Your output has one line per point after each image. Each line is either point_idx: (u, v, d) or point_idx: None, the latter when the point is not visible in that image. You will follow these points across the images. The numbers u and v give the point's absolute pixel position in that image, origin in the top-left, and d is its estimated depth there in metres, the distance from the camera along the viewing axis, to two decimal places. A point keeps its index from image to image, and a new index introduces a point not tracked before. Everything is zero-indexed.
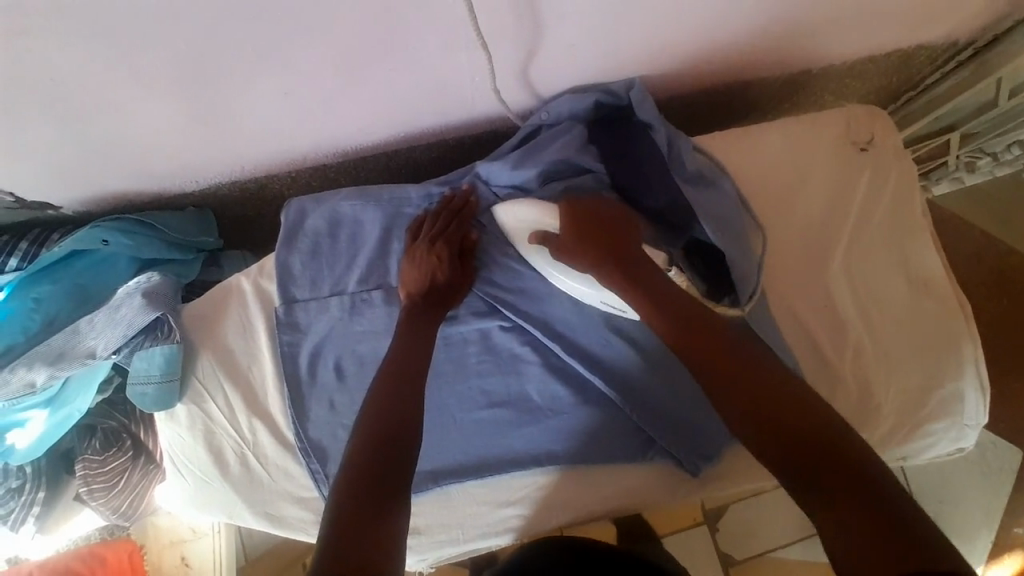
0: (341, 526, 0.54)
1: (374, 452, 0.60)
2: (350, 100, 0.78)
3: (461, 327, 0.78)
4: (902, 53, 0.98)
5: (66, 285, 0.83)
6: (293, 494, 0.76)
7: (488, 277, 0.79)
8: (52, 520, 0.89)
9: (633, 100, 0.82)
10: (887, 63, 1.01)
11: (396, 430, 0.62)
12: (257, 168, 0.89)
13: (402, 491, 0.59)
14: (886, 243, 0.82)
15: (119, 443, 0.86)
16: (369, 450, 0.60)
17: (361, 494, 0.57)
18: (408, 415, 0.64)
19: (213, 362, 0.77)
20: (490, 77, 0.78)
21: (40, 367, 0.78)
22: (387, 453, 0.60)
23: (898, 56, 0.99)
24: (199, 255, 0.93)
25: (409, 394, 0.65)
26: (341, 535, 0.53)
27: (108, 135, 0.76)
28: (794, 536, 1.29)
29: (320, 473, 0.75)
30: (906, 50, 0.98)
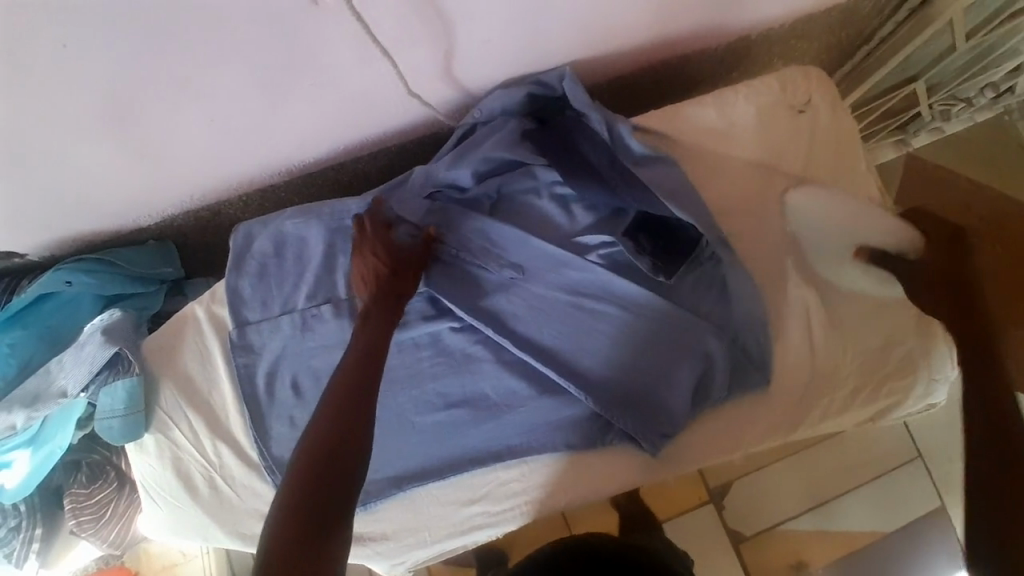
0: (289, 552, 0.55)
1: (321, 471, 0.60)
2: (279, 121, 0.79)
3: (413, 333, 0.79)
4: (841, 9, 0.96)
5: (37, 328, 0.86)
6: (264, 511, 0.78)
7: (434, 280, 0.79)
8: (53, 552, 0.92)
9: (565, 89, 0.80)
10: (831, 18, 0.98)
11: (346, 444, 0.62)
12: (207, 196, 0.91)
13: (345, 508, 0.59)
14: None
15: (104, 475, 0.89)
16: (316, 466, 0.60)
17: (304, 520, 0.58)
18: (354, 427, 0.63)
19: (175, 390, 0.79)
20: (413, 81, 0.79)
21: (18, 411, 0.80)
22: (336, 470, 0.60)
23: (839, 12, 0.97)
24: (162, 286, 0.96)
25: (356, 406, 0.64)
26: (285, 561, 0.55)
27: (51, 182, 0.77)
28: (805, 507, 1.29)
29: None
30: (846, 5, 0.96)
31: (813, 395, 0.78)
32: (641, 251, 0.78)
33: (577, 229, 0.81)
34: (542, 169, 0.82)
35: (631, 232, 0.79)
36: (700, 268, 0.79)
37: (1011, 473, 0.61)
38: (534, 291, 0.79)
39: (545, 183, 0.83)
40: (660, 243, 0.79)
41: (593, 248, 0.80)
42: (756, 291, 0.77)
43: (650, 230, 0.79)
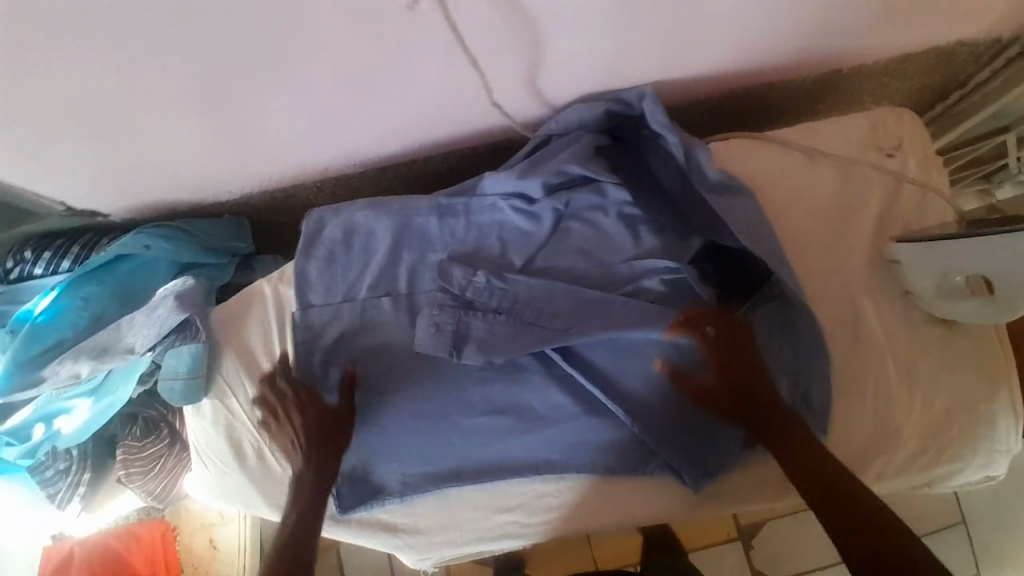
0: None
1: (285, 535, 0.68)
2: (361, 113, 0.80)
3: (469, 339, 0.79)
4: (941, 50, 0.92)
5: (111, 285, 0.91)
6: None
7: (495, 280, 0.80)
8: (97, 498, 0.97)
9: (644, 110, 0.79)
10: (928, 60, 0.95)
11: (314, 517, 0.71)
12: (284, 178, 0.94)
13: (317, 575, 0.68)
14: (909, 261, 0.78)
15: (157, 431, 0.93)
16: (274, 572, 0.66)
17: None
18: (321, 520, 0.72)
19: (236, 362, 0.83)
20: (494, 90, 0.79)
21: (85, 361, 0.85)
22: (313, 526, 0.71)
23: (939, 54, 0.93)
24: (233, 259, 0.99)
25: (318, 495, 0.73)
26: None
27: (142, 149, 0.81)
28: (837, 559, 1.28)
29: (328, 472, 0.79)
30: (946, 48, 0.92)
31: (869, 451, 0.75)
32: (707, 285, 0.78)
33: (640, 252, 0.81)
34: (613, 187, 0.82)
35: (698, 262, 0.80)
36: (765, 306, 0.78)
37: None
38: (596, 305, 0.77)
39: (614, 201, 0.83)
40: (725, 275, 0.80)
41: (654, 272, 0.80)
42: (820, 337, 0.75)
43: (717, 262, 0.80)
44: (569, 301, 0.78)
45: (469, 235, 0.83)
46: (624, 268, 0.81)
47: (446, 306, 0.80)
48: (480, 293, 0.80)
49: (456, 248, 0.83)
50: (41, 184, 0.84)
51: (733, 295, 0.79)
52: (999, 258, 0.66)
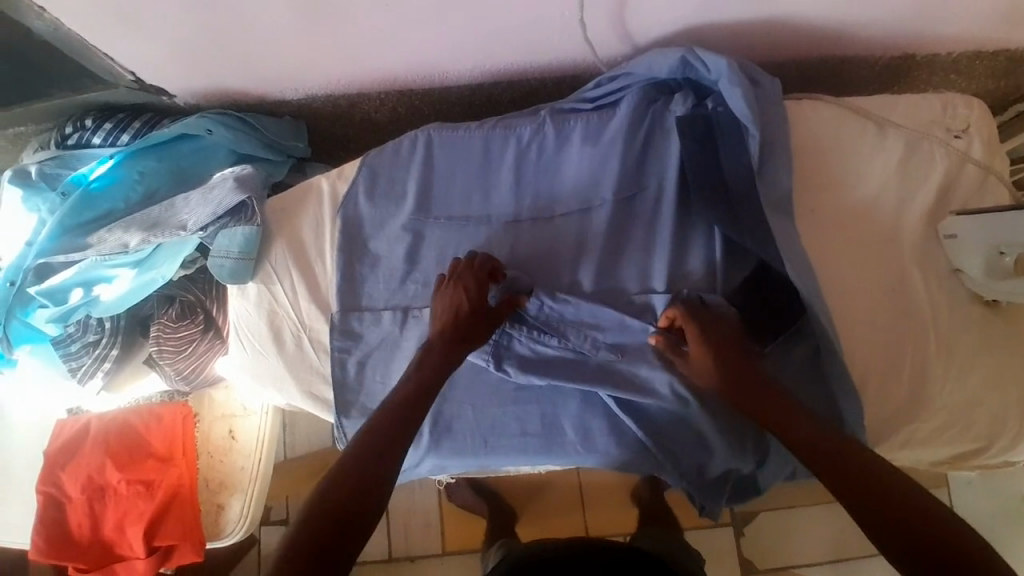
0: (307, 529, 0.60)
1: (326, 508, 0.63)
2: (444, 23, 0.81)
3: (509, 354, 0.78)
4: (1016, 54, 0.92)
5: (168, 164, 0.91)
6: (327, 376, 0.83)
7: (547, 300, 0.78)
8: (120, 377, 0.97)
9: (721, 80, 0.79)
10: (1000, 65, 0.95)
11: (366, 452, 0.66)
12: (350, 84, 0.94)
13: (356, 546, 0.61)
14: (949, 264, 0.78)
15: (193, 316, 0.92)
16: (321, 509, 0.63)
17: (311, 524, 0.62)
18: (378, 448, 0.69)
19: (285, 250, 0.84)
20: (583, 15, 0.80)
21: (135, 232, 0.85)
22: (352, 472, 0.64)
23: (1013, 59, 0.93)
24: (289, 159, 1.00)
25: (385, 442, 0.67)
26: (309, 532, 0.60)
27: (223, 30, 0.81)
28: (824, 558, 1.29)
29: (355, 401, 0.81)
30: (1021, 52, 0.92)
31: (896, 421, 0.77)
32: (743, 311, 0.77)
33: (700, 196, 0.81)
34: (674, 143, 0.81)
35: (743, 286, 0.77)
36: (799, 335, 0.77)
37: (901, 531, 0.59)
38: (641, 335, 0.77)
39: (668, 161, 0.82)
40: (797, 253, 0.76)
41: (708, 262, 0.79)
42: (856, 313, 0.77)
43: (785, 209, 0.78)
44: (619, 330, 0.78)
45: (532, 160, 0.84)
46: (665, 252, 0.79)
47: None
48: (529, 309, 0.78)
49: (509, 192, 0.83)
50: (118, 49, 0.84)
51: (763, 328, 0.77)
52: (1015, 226, 0.70)
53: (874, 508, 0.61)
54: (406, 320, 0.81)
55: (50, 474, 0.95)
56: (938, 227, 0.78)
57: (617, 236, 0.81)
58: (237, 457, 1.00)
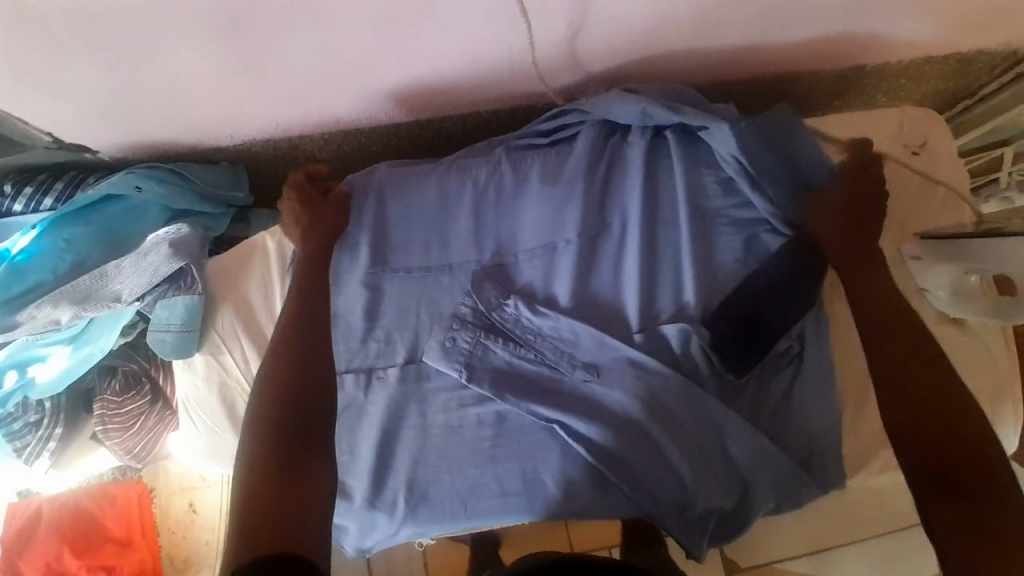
0: (236, 537, 0.55)
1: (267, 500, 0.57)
2: (386, 63, 0.76)
3: (485, 366, 0.77)
4: (967, 64, 0.91)
5: (97, 228, 0.85)
6: None
7: (525, 310, 0.78)
8: (67, 455, 0.90)
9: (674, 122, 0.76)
10: (950, 76, 0.94)
11: (294, 459, 0.60)
12: (291, 128, 0.89)
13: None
14: (915, 284, 0.77)
15: (138, 386, 0.86)
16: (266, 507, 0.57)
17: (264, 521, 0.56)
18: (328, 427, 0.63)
19: (233, 317, 0.79)
20: (531, 48, 0.77)
21: (66, 307, 0.78)
22: (285, 479, 0.59)
23: (965, 65, 0.91)
24: (229, 210, 0.93)
25: (307, 446, 0.61)
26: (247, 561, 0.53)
27: (146, 84, 0.75)
28: (804, 550, 1.18)
29: None
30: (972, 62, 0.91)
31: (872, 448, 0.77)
32: (716, 347, 0.73)
33: (667, 229, 0.78)
34: (636, 175, 0.78)
35: (715, 320, 0.74)
36: (775, 369, 0.75)
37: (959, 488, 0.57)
38: (617, 379, 0.74)
39: (630, 196, 0.79)
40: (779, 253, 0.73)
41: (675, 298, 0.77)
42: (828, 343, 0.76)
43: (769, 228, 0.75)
44: (592, 375, 0.75)
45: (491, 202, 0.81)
46: (632, 291, 0.76)
47: (467, 323, 0.78)
48: (506, 319, 0.78)
49: (470, 240, 0.81)
50: (30, 109, 0.77)
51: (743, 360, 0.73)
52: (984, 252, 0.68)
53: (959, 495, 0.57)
54: (371, 381, 0.79)
55: (5, 568, 0.92)
56: (902, 244, 0.78)
57: (581, 277, 0.78)
58: (200, 530, 0.98)
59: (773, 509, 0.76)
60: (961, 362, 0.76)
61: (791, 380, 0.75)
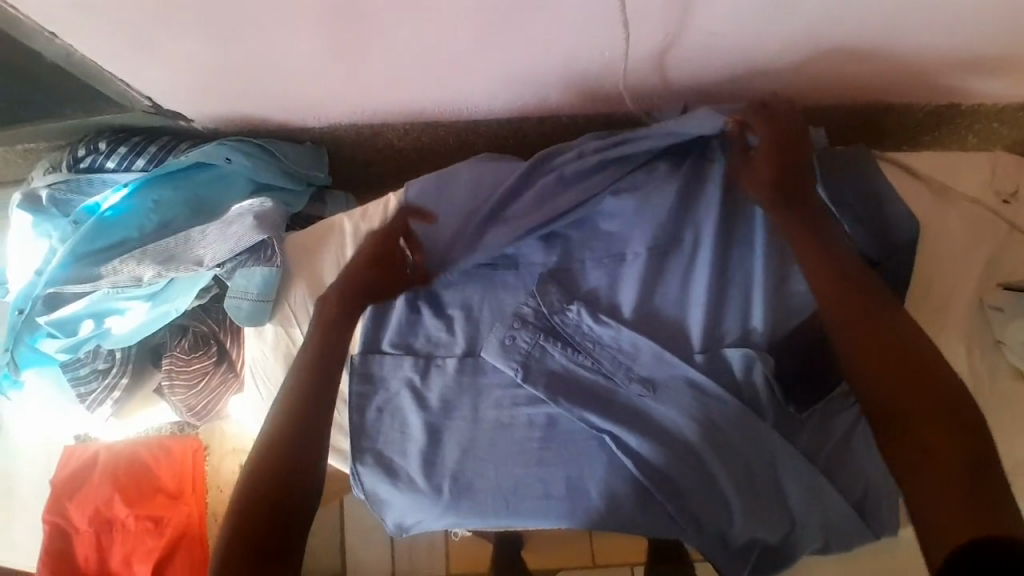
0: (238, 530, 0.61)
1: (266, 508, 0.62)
2: (478, 61, 0.78)
3: (541, 368, 0.78)
4: None
5: (184, 193, 0.89)
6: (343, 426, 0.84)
7: (587, 317, 0.79)
8: (129, 405, 0.94)
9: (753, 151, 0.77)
10: None
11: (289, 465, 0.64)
12: (376, 114, 0.91)
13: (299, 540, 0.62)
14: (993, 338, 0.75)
15: (206, 347, 0.90)
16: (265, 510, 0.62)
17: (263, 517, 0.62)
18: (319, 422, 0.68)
19: (305, 292, 0.82)
20: (623, 58, 0.77)
21: (149, 264, 0.82)
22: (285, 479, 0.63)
23: None
24: (308, 189, 0.97)
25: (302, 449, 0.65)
26: (257, 521, 0.61)
27: (249, 60, 0.78)
28: None
29: (369, 449, 0.79)
30: None
31: None
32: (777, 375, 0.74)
33: (740, 253, 0.77)
34: (713, 198, 0.78)
35: (778, 350, 0.74)
36: (838, 408, 0.74)
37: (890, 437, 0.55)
38: (673, 397, 0.74)
39: (705, 217, 0.78)
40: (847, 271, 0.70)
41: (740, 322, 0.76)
42: None
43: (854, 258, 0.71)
44: (649, 390, 0.75)
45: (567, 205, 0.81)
46: (696, 311, 0.77)
47: (528, 323, 0.80)
48: (567, 325, 0.79)
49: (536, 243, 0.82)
50: (140, 74, 0.81)
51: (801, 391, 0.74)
52: None
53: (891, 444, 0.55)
54: (429, 368, 0.81)
55: (56, 505, 0.98)
56: (983, 295, 0.76)
57: (646, 291, 0.78)
58: None
59: (819, 548, 0.75)
60: None
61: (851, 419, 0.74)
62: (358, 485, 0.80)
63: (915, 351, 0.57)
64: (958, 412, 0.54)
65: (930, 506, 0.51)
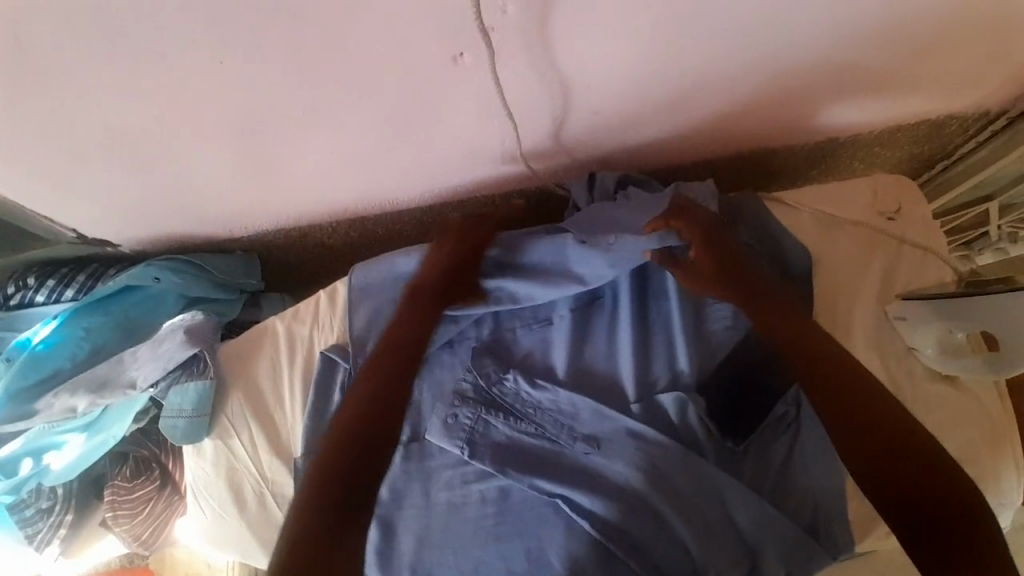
0: None
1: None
2: (387, 159, 0.82)
3: (485, 441, 0.78)
4: (939, 136, 0.95)
5: (116, 317, 0.89)
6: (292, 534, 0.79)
7: (524, 384, 0.81)
8: (76, 542, 0.91)
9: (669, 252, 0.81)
10: (923, 147, 0.98)
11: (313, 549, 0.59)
12: (300, 217, 0.94)
13: None
14: (901, 347, 0.79)
15: (148, 471, 0.88)
16: None
17: None
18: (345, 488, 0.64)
19: (242, 401, 0.82)
20: (519, 140, 0.82)
21: (82, 395, 0.81)
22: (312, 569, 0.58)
23: (936, 136, 0.95)
24: (242, 296, 0.98)
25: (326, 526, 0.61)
26: None
27: (168, 185, 0.82)
28: None
29: None
30: (944, 134, 0.95)
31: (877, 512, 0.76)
32: (711, 413, 0.76)
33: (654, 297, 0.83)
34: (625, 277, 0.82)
35: (707, 390, 0.77)
36: (773, 441, 0.76)
37: (891, 497, 0.59)
38: (616, 453, 0.75)
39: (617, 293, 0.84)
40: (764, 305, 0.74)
41: (665, 367, 0.80)
42: None
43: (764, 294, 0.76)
44: (593, 447, 0.77)
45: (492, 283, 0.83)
46: (625, 360, 0.80)
47: (468, 399, 0.81)
48: (506, 395, 0.81)
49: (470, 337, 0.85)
50: (60, 209, 0.83)
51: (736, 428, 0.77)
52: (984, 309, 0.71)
53: (897, 497, 0.58)
54: None
55: None
56: (885, 307, 0.80)
57: (573, 352, 0.82)
58: None
59: None
60: (959, 421, 0.76)
61: (784, 447, 0.76)
62: None
63: (888, 403, 0.63)
64: (941, 471, 0.59)
65: (932, 553, 0.56)
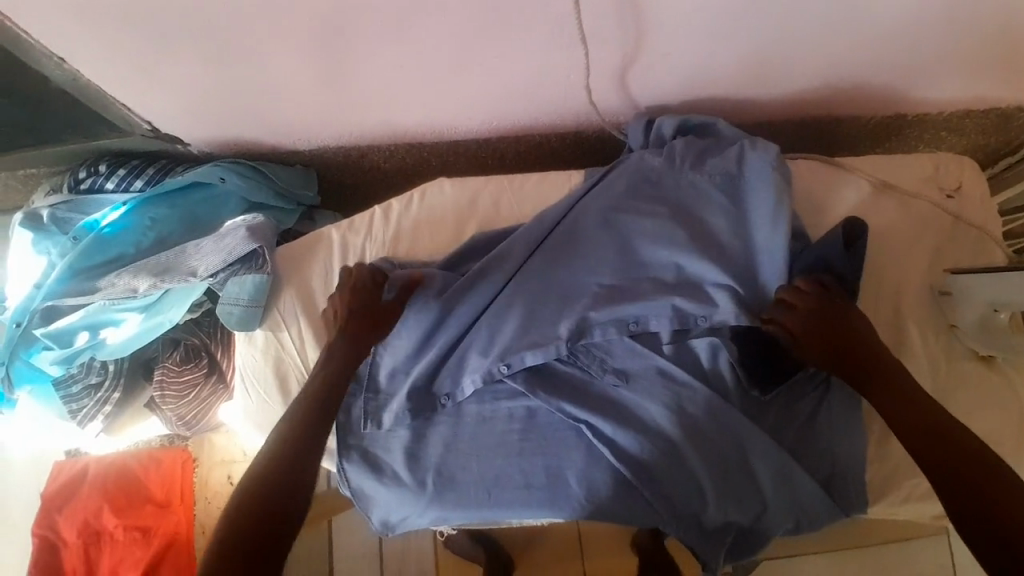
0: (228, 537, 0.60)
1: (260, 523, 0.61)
2: (454, 83, 0.84)
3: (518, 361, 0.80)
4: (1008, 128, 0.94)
5: (180, 211, 0.93)
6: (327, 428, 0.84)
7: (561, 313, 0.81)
8: (120, 420, 0.97)
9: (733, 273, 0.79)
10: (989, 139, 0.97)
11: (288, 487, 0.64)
12: (361, 136, 0.97)
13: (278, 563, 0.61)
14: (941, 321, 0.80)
15: (197, 359, 0.93)
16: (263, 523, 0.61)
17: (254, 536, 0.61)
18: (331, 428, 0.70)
19: (294, 299, 0.86)
20: (586, 78, 0.83)
21: (145, 277, 0.85)
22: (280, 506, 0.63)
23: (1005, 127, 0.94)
24: (298, 207, 1.02)
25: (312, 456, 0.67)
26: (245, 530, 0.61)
27: (243, 87, 0.85)
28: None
29: (349, 447, 0.81)
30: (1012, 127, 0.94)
31: (896, 477, 0.77)
32: (744, 359, 0.76)
33: None
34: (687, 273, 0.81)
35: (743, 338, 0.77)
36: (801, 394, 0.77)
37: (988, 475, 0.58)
38: (643, 391, 0.78)
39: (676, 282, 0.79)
40: (807, 261, 0.75)
41: None
42: None
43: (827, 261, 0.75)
44: (625, 381, 0.79)
45: (550, 218, 0.83)
46: None
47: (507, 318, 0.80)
48: None
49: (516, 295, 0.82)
50: (139, 100, 0.87)
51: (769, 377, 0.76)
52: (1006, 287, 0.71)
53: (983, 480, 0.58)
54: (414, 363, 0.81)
55: (47, 518, 1.01)
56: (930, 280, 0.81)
57: None
58: None
59: (791, 529, 0.77)
60: (990, 400, 0.77)
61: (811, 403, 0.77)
62: (344, 484, 0.82)
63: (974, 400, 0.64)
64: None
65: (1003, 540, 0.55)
